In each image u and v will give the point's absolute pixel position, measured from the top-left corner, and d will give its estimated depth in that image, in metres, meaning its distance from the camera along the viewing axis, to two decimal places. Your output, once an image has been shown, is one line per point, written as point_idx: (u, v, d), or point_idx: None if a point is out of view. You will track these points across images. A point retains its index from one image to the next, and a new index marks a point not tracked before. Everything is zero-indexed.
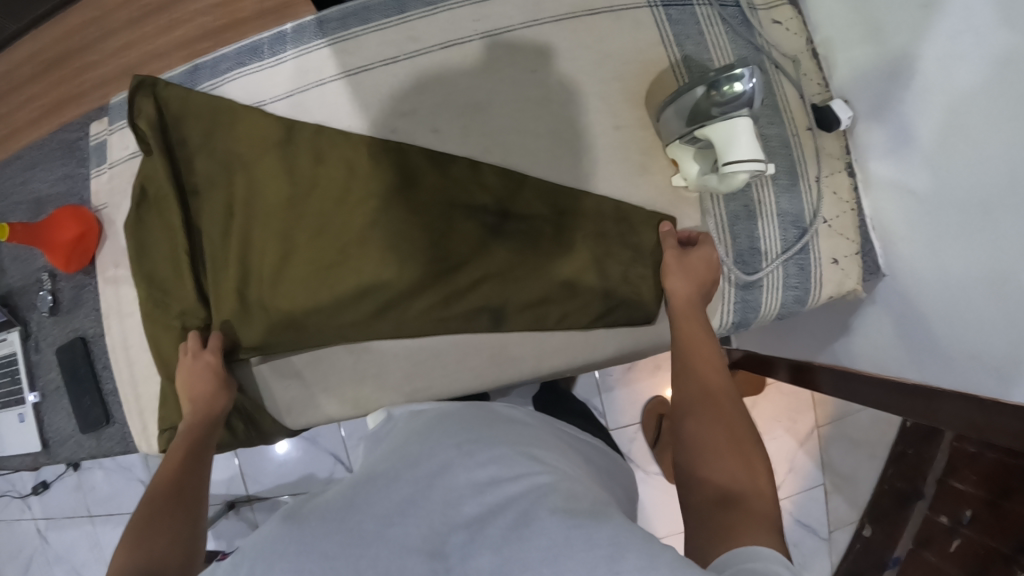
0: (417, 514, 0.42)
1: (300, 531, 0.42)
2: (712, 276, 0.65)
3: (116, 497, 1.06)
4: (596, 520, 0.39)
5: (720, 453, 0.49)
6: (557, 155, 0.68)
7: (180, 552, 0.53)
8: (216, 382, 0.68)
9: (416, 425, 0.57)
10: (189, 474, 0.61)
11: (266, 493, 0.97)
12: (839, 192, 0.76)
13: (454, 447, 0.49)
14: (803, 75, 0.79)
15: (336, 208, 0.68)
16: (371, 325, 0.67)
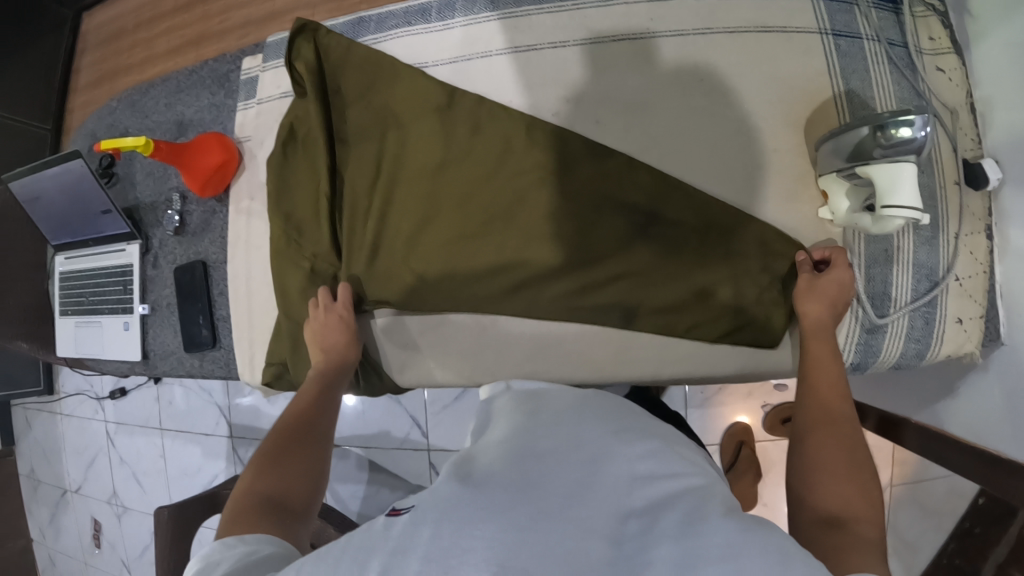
0: (591, 500, 0.46)
1: (482, 496, 0.45)
2: (846, 299, 0.64)
3: (189, 415, 1.12)
4: (760, 524, 0.42)
5: (839, 481, 0.52)
6: (710, 166, 0.68)
7: (304, 488, 0.59)
8: (347, 336, 0.71)
9: (550, 404, 0.60)
10: (318, 415, 0.66)
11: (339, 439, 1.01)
12: (975, 253, 0.75)
13: (605, 436, 0.55)
14: (958, 128, 0.77)
15: (486, 182, 0.69)
16: (501, 299, 0.69)
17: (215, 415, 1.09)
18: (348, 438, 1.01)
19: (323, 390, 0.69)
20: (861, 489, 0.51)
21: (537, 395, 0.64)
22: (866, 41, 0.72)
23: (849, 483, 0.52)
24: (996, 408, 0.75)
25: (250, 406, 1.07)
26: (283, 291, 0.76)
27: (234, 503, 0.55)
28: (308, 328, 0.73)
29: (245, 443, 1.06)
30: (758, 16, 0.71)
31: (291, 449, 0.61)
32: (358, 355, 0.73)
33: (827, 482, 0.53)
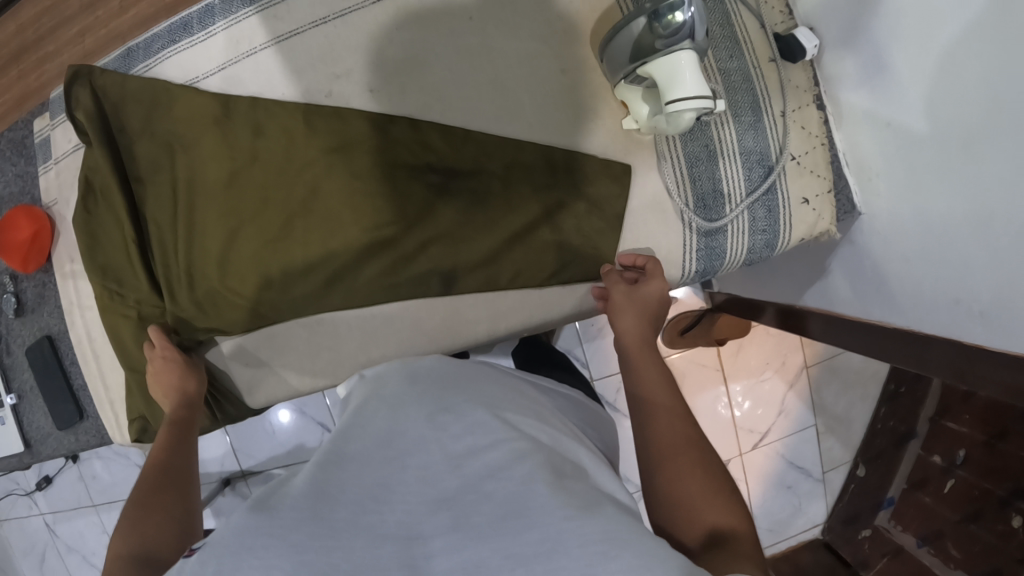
0: (394, 499, 0.37)
1: (271, 521, 0.34)
2: (659, 309, 0.64)
3: (118, 485, 1.10)
4: (590, 511, 0.36)
5: (683, 473, 0.47)
6: (501, 107, 0.65)
7: (174, 533, 0.55)
8: (189, 372, 0.68)
9: (384, 389, 0.50)
10: (173, 457, 0.62)
11: (258, 466, 1.05)
12: (808, 126, 0.72)
13: (426, 421, 0.44)
14: (763, 4, 0.74)
15: (279, 182, 0.66)
16: (324, 298, 0.66)
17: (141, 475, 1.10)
18: (266, 463, 1.05)
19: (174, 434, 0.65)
20: (708, 478, 0.46)
21: (379, 378, 0.54)
22: None
23: (697, 470, 0.47)
24: (867, 281, 0.74)
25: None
26: (121, 346, 0.74)
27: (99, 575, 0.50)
28: (150, 383, 0.69)
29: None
30: None
31: (152, 500, 0.57)
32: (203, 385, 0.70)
33: (676, 485, 0.46)
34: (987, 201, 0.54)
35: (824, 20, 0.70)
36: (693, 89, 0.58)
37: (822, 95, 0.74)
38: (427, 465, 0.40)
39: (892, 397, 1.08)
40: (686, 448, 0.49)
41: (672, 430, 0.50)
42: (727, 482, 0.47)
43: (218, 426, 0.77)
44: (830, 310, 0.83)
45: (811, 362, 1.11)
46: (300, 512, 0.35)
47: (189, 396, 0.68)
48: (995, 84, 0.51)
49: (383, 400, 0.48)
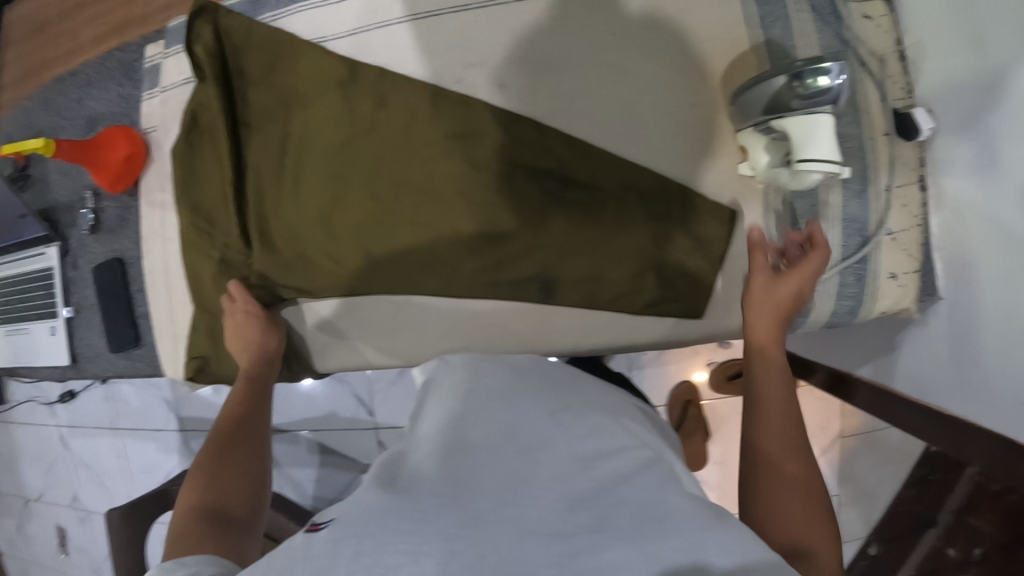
0: (528, 497, 0.39)
1: (407, 501, 0.37)
2: (796, 306, 0.62)
3: (142, 413, 1.10)
4: (722, 517, 0.39)
5: (786, 496, 0.48)
6: (626, 129, 0.66)
7: (245, 491, 0.54)
8: (269, 332, 0.69)
9: (485, 377, 0.53)
10: (250, 414, 0.62)
11: (285, 425, 1.05)
12: (909, 205, 0.73)
13: (547, 415, 0.48)
14: (887, 77, 0.75)
15: (397, 159, 0.66)
16: (416, 278, 0.67)
17: (166, 409, 1.09)
18: (296, 424, 1.05)
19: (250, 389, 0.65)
20: (808, 501, 0.47)
21: (470, 365, 0.57)
22: None
23: (796, 492, 0.48)
24: (937, 364, 0.75)
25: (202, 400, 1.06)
26: (199, 284, 0.75)
27: (173, 523, 0.49)
28: (228, 338, 0.70)
29: (196, 435, 1.07)
30: None
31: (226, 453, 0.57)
32: (281, 344, 0.70)
33: (771, 498, 0.48)
34: None
35: (944, 103, 0.71)
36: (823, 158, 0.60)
37: (926, 175, 0.75)
38: (550, 465, 0.43)
39: (923, 481, 0.96)
40: (790, 471, 0.49)
41: (781, 447, 0.51)
42: (828, 517, 0.47)
43: None
44: (886, 385, 0.84)
45: (848, 432, 1.09)
46: (435, 497, 0.38)
47: (268, 354, 0.69)
48: None
49: (495, 390, 0.51)
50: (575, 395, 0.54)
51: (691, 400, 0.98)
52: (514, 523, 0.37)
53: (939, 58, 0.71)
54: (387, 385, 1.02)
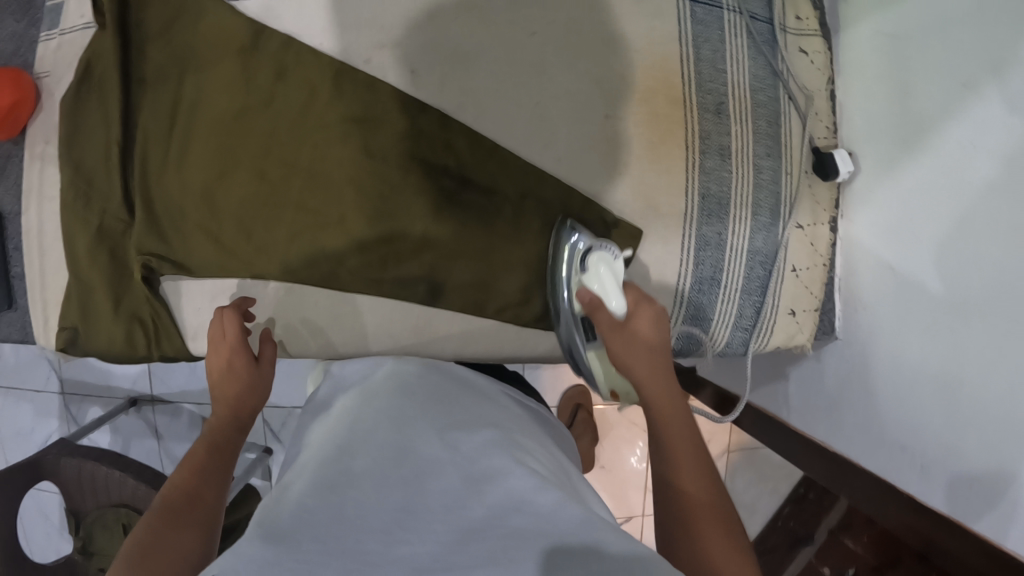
0: (417, 527, 0.39)
1: (293, 545, 0.35)
2: (663, 344, 0.56)
3: (25, 373, 1.09)
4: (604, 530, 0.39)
5: (708, 524, 0.45)
6: (539, 135, 0.63)
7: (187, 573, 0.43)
8: (256, 378, 0.60)
9: (380, 403, 0.52)
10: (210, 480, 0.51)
11: (170, 396, 1.08)
12: (816, 244, 0.73)
13: (435, 433, 0.49)
14: (813, 112, 0.74)
15: (295, 140, 0.62)
16: (301, 266, 0.63)
17: (46, 369, 1.09)
18: (179, 396, 1.08)
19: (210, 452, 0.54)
20: (728, 546, 0.43)
21: (372, 387, 0.56)
22: (724, 10, 0.70)
23: (722, 546, 0.43)
24: (822, 399, 0.79)
25: (79, 362, 1.07)
26: (71, 250, 0.68)
27: None
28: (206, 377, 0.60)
29: (78, 400, 1.09)
30: None
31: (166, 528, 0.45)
32: (261, 405, 0.61)
33: (696, 533, 0.44)
34: (960, 367, 0.59)
35: (863, 146, 0.72)
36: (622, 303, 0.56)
37: (839, 217, 0.75)
38: (432, 488, 0.43)
39: (798, 498, 1.12)
40: (704, 509, 0.46)
41: (693, 485, 0.47)
42: (746, 548, 0.44)
43: (134, 359, 0.69)
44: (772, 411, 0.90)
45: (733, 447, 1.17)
46: (323, 541, 0.36)
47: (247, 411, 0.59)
48: (1009, 265, 0.53)
49: (388, 415, 0.50)
50: (463, 414, 0.53)
51: (581, 403, 1.04)
52: (400, 556, 0.36)
53: (864, 105, 0.72)
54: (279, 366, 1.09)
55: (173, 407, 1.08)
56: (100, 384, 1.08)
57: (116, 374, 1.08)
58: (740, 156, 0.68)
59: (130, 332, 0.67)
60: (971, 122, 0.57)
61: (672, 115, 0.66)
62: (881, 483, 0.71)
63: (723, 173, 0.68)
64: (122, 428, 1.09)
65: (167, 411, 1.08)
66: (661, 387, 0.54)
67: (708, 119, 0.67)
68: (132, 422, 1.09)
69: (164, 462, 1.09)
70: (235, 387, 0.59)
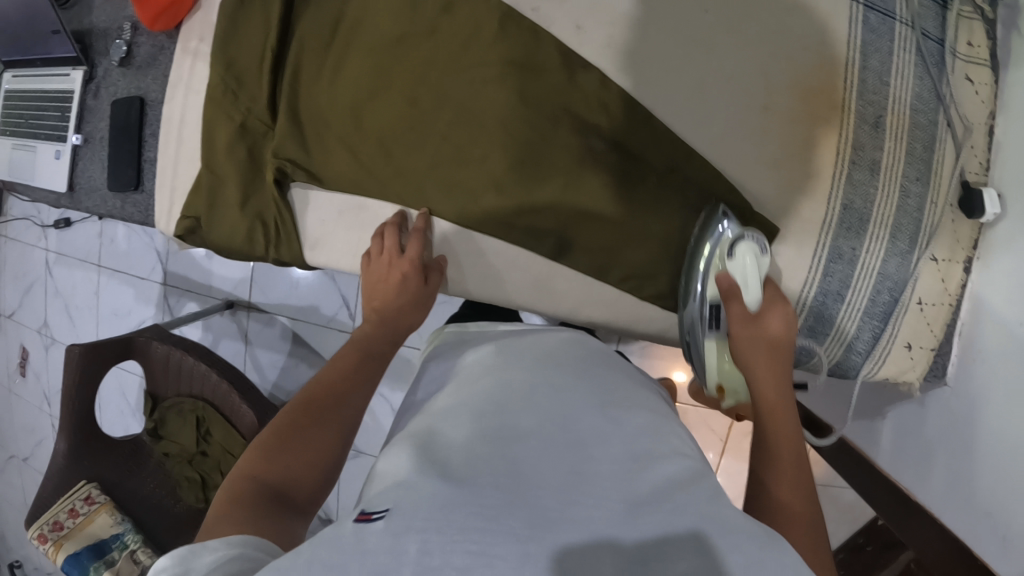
0: (593, 496, 0.37)
1: (472, 492, 0.36)
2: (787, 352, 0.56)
3: (136, 257, 1.15)
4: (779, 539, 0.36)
5: (801, 537, 0.44)
6: (694, 111, 0.62)
7: (309, 479, 0.48)
8: (414, 303, 0.60)
9: (536, 373, 0.52)
10: (348, 393, 0.53)
11: (266, 306, 1.09)
12: (946, 281, 0.70)
13: (596, 411, 0.47)
14: (968, 145, 0.70)
15: (451, 75, 0.63)
16: (433, 198, 0.64)
17: (152, 259, 1.14)
18: (274, 309, 1.09)
19: (362, 356, 0.57)
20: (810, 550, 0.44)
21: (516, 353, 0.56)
22: (898, 22, 0.67)
23: (806, 538, 0.44)
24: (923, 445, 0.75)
25: (189, 257, 1.12)
26: (213, 144, 0.71)
27: (229, 484, 0.46)
28: (366, 274, 0.63)
29: (178, 294, 1.13)
30: None
31: (305, 427, 0.50)
32: (417, 321, 0.61)
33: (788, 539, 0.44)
34: None
35: (1014, 189, 0.67)
36: (758, 296, 0.57)
37: (973, 259, 0.71)
38: (597, 467, 0.41)
39: (855, 548, 1.07)
40: (801, 515, 0.45)
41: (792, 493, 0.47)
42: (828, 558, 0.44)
43: (249, 256, 0.71)
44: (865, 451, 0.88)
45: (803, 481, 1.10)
46: (497, 491, 0.37)
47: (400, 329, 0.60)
48: None
49: (541, 382, 0.50)
50: (621, 395, 0.51)
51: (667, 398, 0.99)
52: (579, 523, 0.35)
53: (1022, 145, 0.67)
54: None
55: (267, 317, 1.10)
56: (202, 282, 1.12)
57: (218, 275, 1.11)
58: (889, 175, 0.66)
59: (250, 231, 0.69)
60: None
61: (829, 118, 0.63)
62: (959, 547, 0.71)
63: (869, 188, 0.65)
64: (215, 328, 1.14)
65: (261, 321, 1.10)
66: (776, 396, 0.53)
67: (863, 130, 0.65)
68: (227, 325, 1.13)
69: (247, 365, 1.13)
70: (394, 300, 0.59)
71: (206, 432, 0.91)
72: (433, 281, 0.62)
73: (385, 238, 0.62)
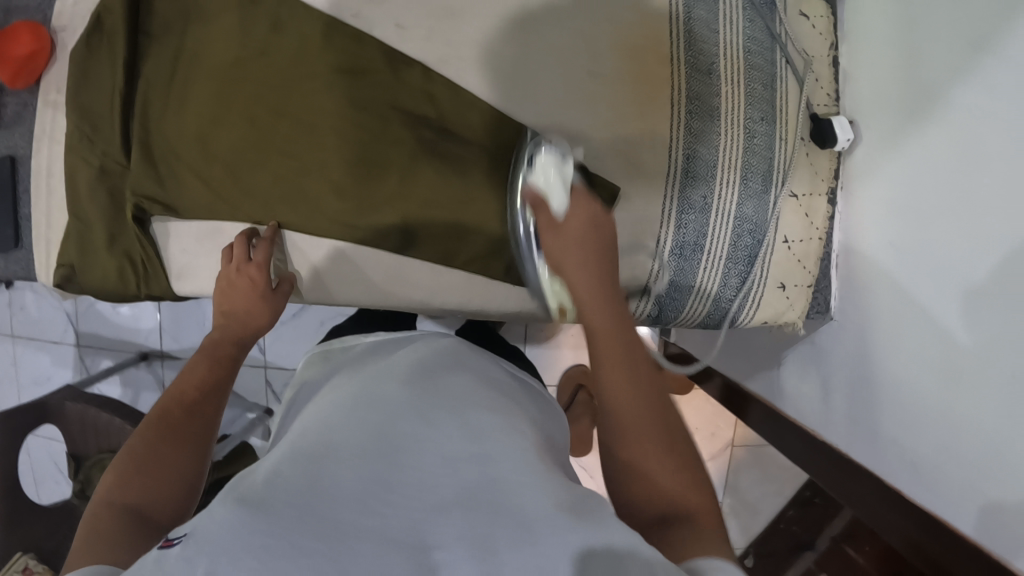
0: (392, 499, 0.39)
1: (264, 514, 0.37)
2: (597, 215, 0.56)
3: (46, 325, 1.25)
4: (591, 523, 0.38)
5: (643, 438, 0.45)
6: (524, 90, 0.63)
7: (176, 494, 0.47)
8: (260, 311, 0.61)
9: (371, 389, 0.52)
10: (205, 401, 0.53)
11: (178, 351, 1.26)
12: (811, 217, 0.70)
13: (416, 415, 0.48)
14: (812, 79, 0.70)
15: (284, 88, 0.64)
16: (281, 209, 0.65)
17: (65, 321, 1.25)
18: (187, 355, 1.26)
19: (214, 363, 0.57)
20: (670, 449, 0.45)
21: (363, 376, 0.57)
22: None
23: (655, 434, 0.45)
24: (815, 379, 0.77)
25: (100, 317, 1.25)
26: (75, 189, 0.72)
27: (88, 517, 0.43)
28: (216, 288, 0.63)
29: (93, 351, 1.26)
30: None
31: (163, 441, 0.49)
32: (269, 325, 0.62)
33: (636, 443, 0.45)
34: (955, 342, 0.55)
35: (868, 112, 0.67)
36: (563, 199, 0.57)
37: (837, 189, 0.72)
38: (411, 471, 0.42)
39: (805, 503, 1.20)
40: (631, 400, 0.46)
41: (640, 417, 0.45)
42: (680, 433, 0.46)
43: (124, 297, 0.72)
44: (773, 403, 0.87)
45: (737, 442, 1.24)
46: (296, 510, 0.38)
47: (250, 329, 0.61)
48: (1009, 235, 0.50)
49: (363, 402, 0.50)
50: (451, 392, 0.52)
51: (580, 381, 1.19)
52: (364, 535, 0.36)
53: (865, 74, 0.68)
54: (287, 325, 1.31)
55: (182, 360, 1.27)
56: (116, 337, 1.25)
57: (129, 329, 1.25)
58: (731, 120, 0.66)
59: (121, 270, 0.71)
60: (979, 84, 0.53)
61: (660, 74, 0.65)
62: (881, 489, 0.66)
63: (711, 135, 0.66)
64: (134, 380, 1.27)
65: (177, 365, 1.27)
66: (598, 284, 0.53)
67: (697, 80, 0.65)
68: (144, 375, 1.27)
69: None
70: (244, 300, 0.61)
71: None
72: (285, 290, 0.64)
73: (234, 251, 0.62)
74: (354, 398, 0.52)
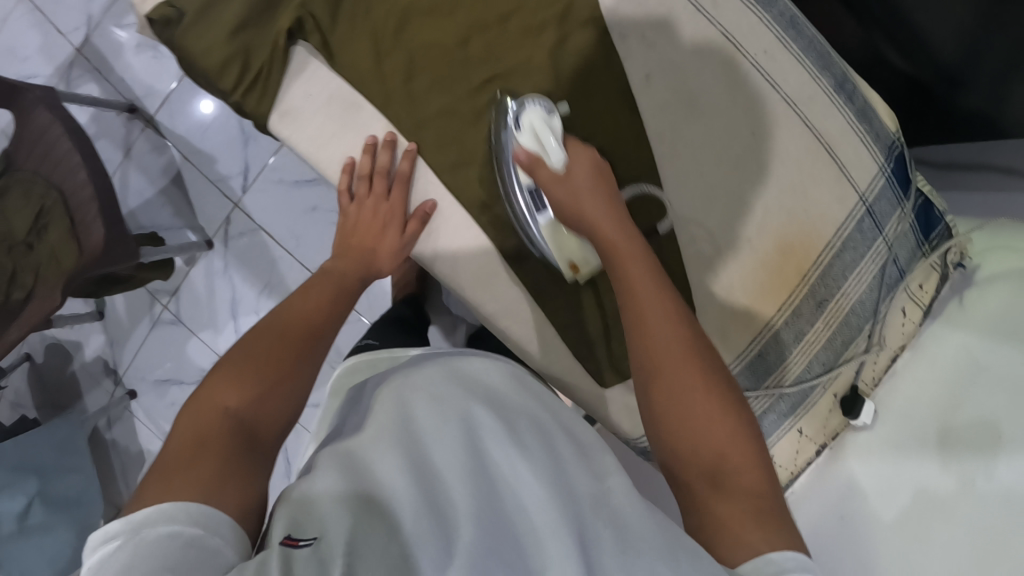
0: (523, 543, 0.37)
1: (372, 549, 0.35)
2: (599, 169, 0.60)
3: (69, 12, 1.21)
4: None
5: (691, 394, 0.51)
6: (689, 208, 0.67)
7: (279, 422, 0.53)
8: (384, 242, 0.65)
9: (477, 395, 0.54)
10: (312, 333, 0.59)
11: (166, 130, 1.20)
12: (798, 455, 0.78)
13: (517, 431, 0.48)
14: (873, 360, 0.78)
15: (511, 38, 0.62)
16: (431, 140, 0.62)
17: (83, 21, 1.20)
18: (173, 140, 1.20)
19: (341, 292, 0.65)
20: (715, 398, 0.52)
21: (470, 381, 0.57)
22: (881, 238, 0.72)
23: (706, 409, 0.51)
24: None
25: (113, 45, 1.19)
26: None
27: (205, 425, 0.48)
28: (352, 212, 0.67)
29: (85, 69, 1.20)
30: (830, 131, 0.69)
31: (266, 372, 0.54)
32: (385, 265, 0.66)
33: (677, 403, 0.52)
34: None
35: (892, 413, 0.77)
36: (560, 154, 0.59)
37: (827, 446, 0.81)
38: (502, 459, 0.45)
39: None
40: (684, 373, 0.52)
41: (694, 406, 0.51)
42: (722, 388, 0.53)
43: (209, 86, 0.63)
44: None
45: None
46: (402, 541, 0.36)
47: (368, 261, 0.67)
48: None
49: (456, 397, 0.53)
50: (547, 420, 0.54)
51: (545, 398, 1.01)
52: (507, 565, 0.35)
53: (907, 388, 0.78)
54: (281, 185, 1.18)
55: (161, 140, 1.21)
56: (116, 74, 1.20)
57: (134, 76, 1.19)
58: (807, 349, 0.72)
59: (227, 63, 0.60)
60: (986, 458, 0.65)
61: (789, 275, 0.70)
62: None
63: (786, 351, 0.72)
64: (106, 123, 1.22)
65: (154, 143, 1.21)
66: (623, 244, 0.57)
67: (809, 303, 0.71)
68: (118, 126, 1.22)
69: (116, 175, 1.22)
70: (373, 235, 0.66)
71: (45, 225, 0.94)
72: (408, 235, 0.63)
73: (358, 166, 0.63)
74: (452, 401, 0.52)
